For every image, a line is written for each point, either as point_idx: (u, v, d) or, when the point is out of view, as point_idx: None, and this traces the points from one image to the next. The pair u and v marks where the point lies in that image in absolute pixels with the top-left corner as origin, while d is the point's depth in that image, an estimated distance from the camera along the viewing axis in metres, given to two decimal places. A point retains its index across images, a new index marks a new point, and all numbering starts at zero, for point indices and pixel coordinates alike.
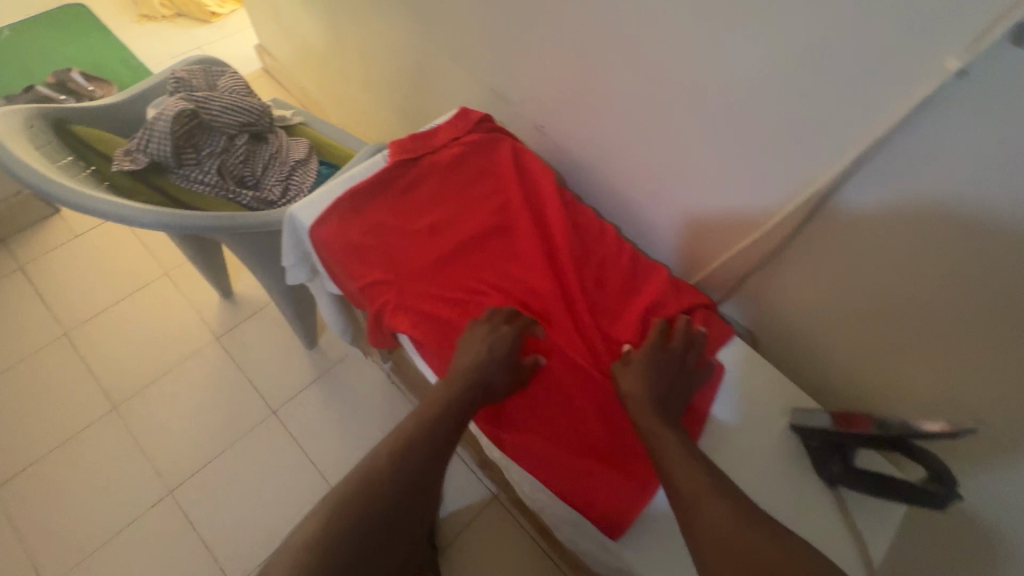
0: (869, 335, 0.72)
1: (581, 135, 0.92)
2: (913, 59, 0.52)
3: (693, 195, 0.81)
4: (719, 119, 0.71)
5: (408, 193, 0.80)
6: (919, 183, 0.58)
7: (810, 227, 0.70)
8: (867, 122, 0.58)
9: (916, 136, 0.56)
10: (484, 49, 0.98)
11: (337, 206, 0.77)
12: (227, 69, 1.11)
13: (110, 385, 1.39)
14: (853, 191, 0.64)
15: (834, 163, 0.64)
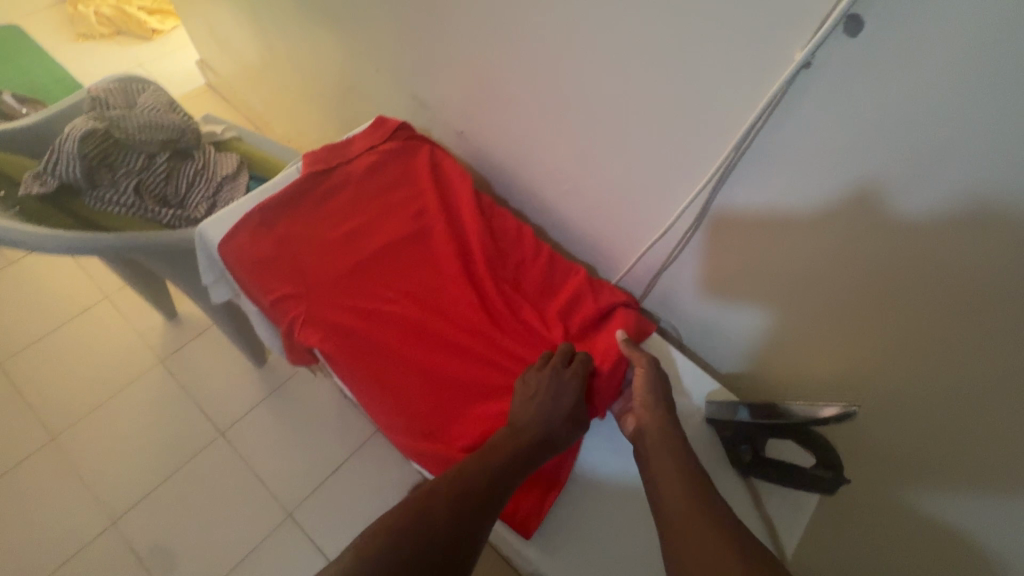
0: (771, 320, 0.75)
1: (501, 140, 0.93)
2: (770, 54, 0.55)
3: (603, 194, 0.83)
4: (616, 118, 0.73)
5: (322, 205, 0.79)
6: (791, 171, 0.61)
7: (709, 220, 0.72)
8: (739, 115, 0.61)
9: (782, 127, 0.58)
10: (405, 57, 0.98)
11: (245, 222, 0.75)
12: (148, 86, 1.09)
13: (47, 415, 1.34)
14: (739, 183, 0.66)
15: (717, 156, 0.66)
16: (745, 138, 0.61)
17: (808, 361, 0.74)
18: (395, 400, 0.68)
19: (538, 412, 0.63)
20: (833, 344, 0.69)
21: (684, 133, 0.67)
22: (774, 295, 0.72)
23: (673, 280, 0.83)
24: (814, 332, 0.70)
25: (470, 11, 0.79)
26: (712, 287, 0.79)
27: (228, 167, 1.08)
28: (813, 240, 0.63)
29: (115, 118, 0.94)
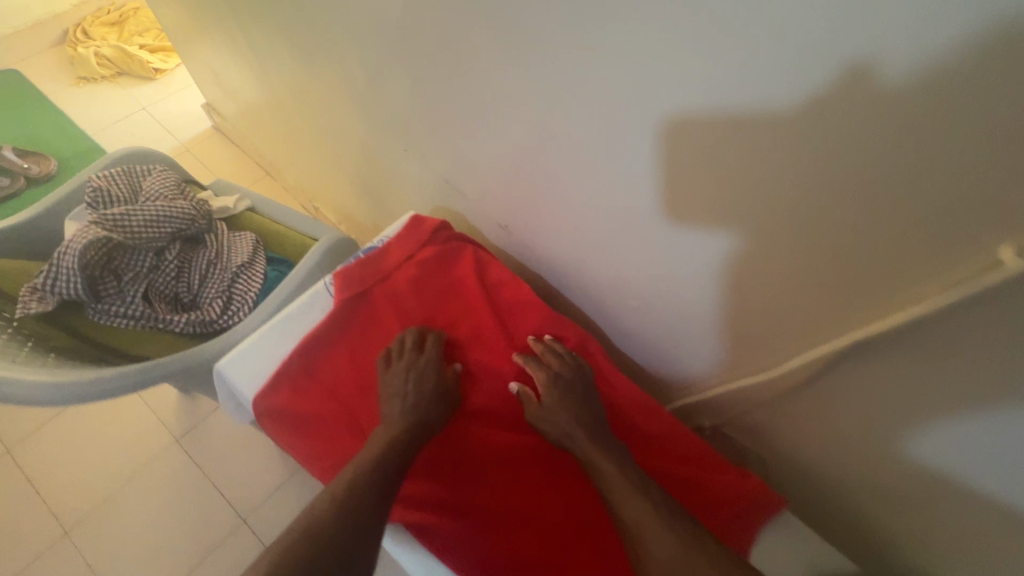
0: (898, 498, 0.61)
1: (549, 241, 0.82)
2: (956, 238, 0.40)
3: (684, 318, 0.71)
4: (707, 255, 0.60)
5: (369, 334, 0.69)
6: (965, 368, 0.46)
7: (826, 377, 0.59)
8: (894, 291, 0.47)
9: (960, 323, 0.44)
10: (431, 140, 0.87)
11: (286, 369, 0.65)
12: (152, 167, 1.00)
13: (56, 505, 1.26)
14: (876, 355, 0.52)
15: (856, 324, 0.52)
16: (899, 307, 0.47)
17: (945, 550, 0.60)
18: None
19: (405, 410, 0.60)
20: (988, 548, 0.55)
21: (799, 285, 0.54)
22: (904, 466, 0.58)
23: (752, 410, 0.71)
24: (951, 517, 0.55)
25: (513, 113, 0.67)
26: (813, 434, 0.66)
27: (243, 253, 0.98)
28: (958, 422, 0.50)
29: (118, 216, 0.85)
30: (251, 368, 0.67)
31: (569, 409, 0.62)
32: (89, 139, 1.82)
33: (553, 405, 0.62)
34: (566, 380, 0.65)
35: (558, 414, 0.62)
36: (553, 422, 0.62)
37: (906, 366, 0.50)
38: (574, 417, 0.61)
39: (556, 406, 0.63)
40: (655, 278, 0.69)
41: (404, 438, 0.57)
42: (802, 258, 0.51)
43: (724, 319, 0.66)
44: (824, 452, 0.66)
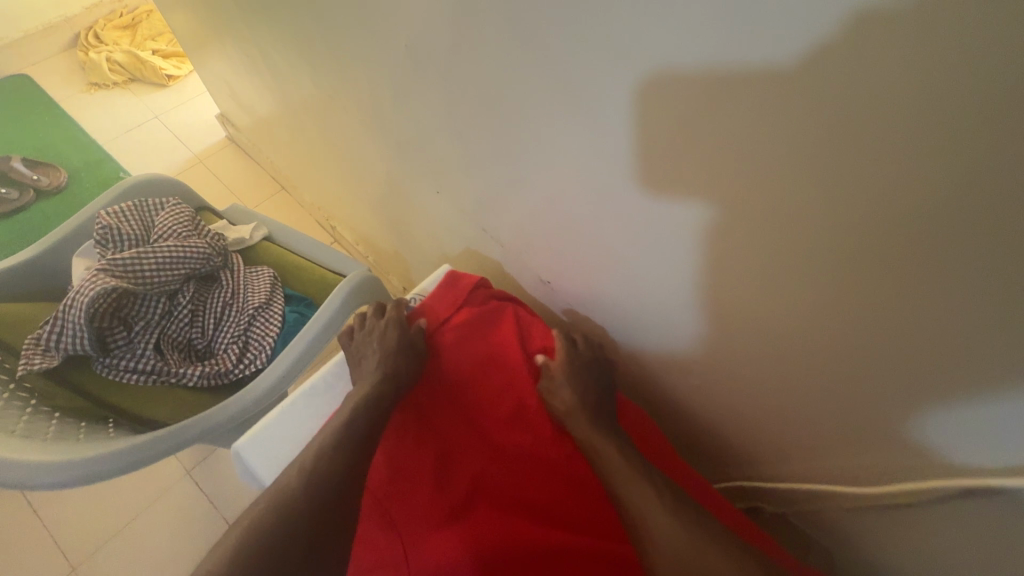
0: None
1: (604, 297, 0.75)
2: None
3: (759, 395, 0.64)
4: (800, 340, 0.53)
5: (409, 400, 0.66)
6: None
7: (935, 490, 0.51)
8: None
9: None
10: (467, 180, 0.80)
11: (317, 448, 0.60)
12: (165, 200, 0.94)
13: (64, 539, 1.21)
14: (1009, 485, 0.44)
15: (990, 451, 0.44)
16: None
17: None
18: None
19: (381, 360, 0.66)
20: None
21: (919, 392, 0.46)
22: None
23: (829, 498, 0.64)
24: None
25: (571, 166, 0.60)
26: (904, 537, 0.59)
27: (261, 293, 0.92)
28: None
29: (128, 261, 0.79)
30: (270, 449, 0.62)
31: (579, 391, 0.66)
32: (100, 149, 1.77)
33: (567, 384, 0.67)
34: (585, 366, 0.69)
35: (568, 395, 0.66)
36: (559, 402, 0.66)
37: None
38: (583, 401, 0.65)
39: (573, 385, 0.67)
40: (731, 352, 0.62)
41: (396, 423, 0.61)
42: (926, 371, 0.44)
43: (804, 406, 0.59)
44: (920, 557, 0.59)
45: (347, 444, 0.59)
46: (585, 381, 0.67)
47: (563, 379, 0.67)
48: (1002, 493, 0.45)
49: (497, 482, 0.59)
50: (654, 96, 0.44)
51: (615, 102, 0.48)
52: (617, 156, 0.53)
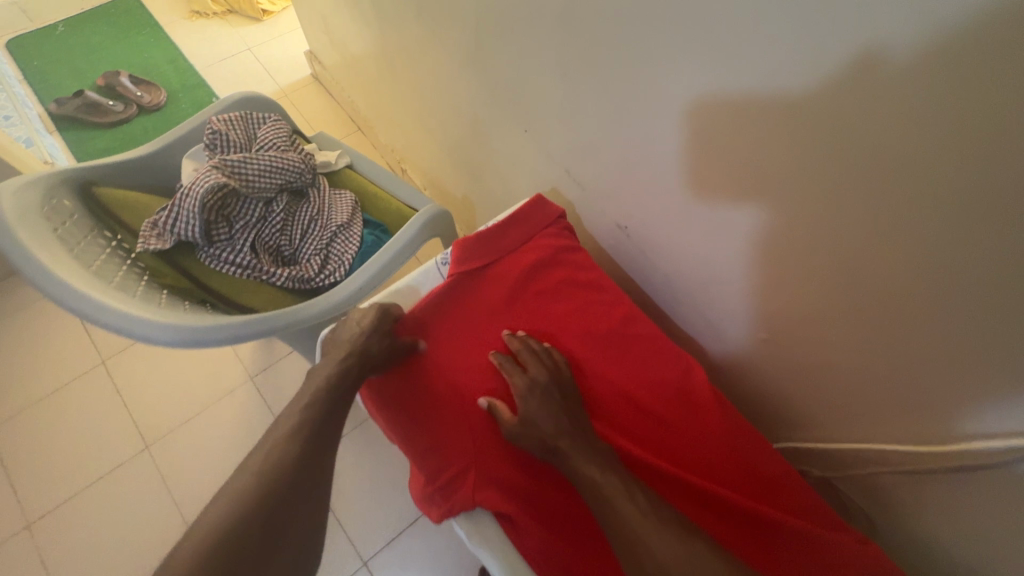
0: None
1: (668, 253, 0.75)
2: None
3: (818, 358, 0.63)
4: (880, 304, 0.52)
5: (440, 339, 0.66)
6: None
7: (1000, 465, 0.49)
8: None
9: None
10: (555, 121, 0.81)
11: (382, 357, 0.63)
12: (268, 116, 1.00)
13: (141, 419, 1.35)
14: None
15: None
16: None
17: None
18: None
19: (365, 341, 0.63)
20: None
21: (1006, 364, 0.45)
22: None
23: (888, 484, 0.62)
24: None
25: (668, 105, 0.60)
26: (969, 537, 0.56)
27: (344, 213, 0.98)
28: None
29: (237, 164, 0.86)
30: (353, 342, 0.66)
31: (552, 416, 0.58)
32: (197, 73, 1.88)
33: (532, 412, 0.58)
34: (542, 389, 0.59)
35: (541, 423, 0.57)
36: (530, 436, 0.57)
37: None
38: (557, 432, 0.57)
39: (531, 416, 0.58)
40: (796, 315, 0.62)
41: (468, 329, 0.66)
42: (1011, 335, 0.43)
43: (876, 382, 0.58)
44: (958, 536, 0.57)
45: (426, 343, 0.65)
46: (539, 411, 0.58)
47: (527, 407, 0.58)
48: None
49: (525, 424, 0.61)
50: (798, 47, 0.44)
51: (749, 52, 0.48)
52: (736, 114, 0.52)
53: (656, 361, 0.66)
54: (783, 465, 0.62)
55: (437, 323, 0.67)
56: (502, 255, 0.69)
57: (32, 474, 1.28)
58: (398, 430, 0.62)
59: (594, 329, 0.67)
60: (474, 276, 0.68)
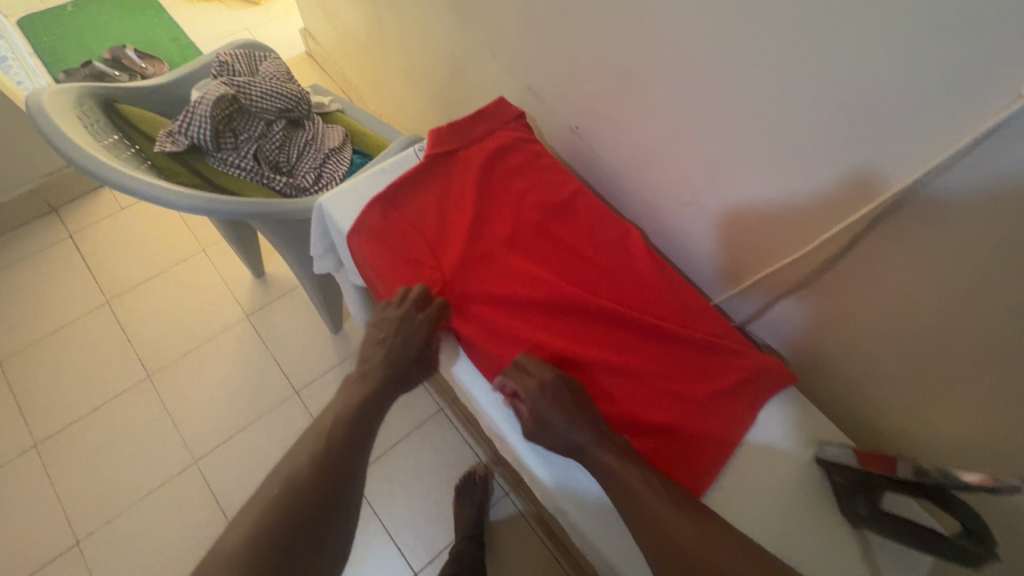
0: (905, 371, 0.66)
1: (615, 145, 0.88)
2: (980, 84, 0.46)
3: (728, 208, 0.76)
4: (765, 138, 0.66)
5: (418, 205, 0.78)
6: (966, 206, 0.52)
7: (858, 249, 0.63)
8: (916, 150, 0.53)
9: (973, 168, 0.50)
10: (521, 43, 0.94)
11: (368, 212, 0.75)
12: (269, 55, 1.13)
13: (143, 352, 1.45)
14: (910, 214, 0.56)
15: (891, 181, 0.56)
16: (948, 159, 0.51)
17: (934, 420, 0.65)
18: None
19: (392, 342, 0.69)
20: (980, 408, 0.60)
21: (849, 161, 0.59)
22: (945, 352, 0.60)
23: (788, 311, 0.77)
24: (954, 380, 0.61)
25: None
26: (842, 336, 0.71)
27: (335, 140, 1.10)
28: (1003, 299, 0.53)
29: (242, 84, 0.99)
30: (343, 206, 0.77)
31: (570, 418, 0.61)
32: (198, 50, 2.01)
33: (552, 417, 0.61)
34: (552, 391, 0.62)
35: (560, 424, 0.62)
36: (552, 434, 0.62)
37: (933, 221, 0.55)
38: (574, 431, 0.61)
39: (547, 418, 0.62)
40: (711, 172, 0.75)
41: (445, 197, 0.79)
42: (852, 129, 0.57)
43: (768, 215, 0.71)
44: (845, 338, 0.71)
45: (407, 205, 0.77)
46: (553, 413, 0.61)
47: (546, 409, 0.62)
48: (902, 222, 0.57)
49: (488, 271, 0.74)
50: None
51: None
52: None
53: (601, 223, 0.78)
54: (703, 301, 0.75)
55: (418, 193, 0.78)
56: (471, 141, 0.83)
57: (41, 399, 1.37)
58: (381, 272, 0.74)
59: (550, 197, 0.79)
60: (448, 160, 0.81)
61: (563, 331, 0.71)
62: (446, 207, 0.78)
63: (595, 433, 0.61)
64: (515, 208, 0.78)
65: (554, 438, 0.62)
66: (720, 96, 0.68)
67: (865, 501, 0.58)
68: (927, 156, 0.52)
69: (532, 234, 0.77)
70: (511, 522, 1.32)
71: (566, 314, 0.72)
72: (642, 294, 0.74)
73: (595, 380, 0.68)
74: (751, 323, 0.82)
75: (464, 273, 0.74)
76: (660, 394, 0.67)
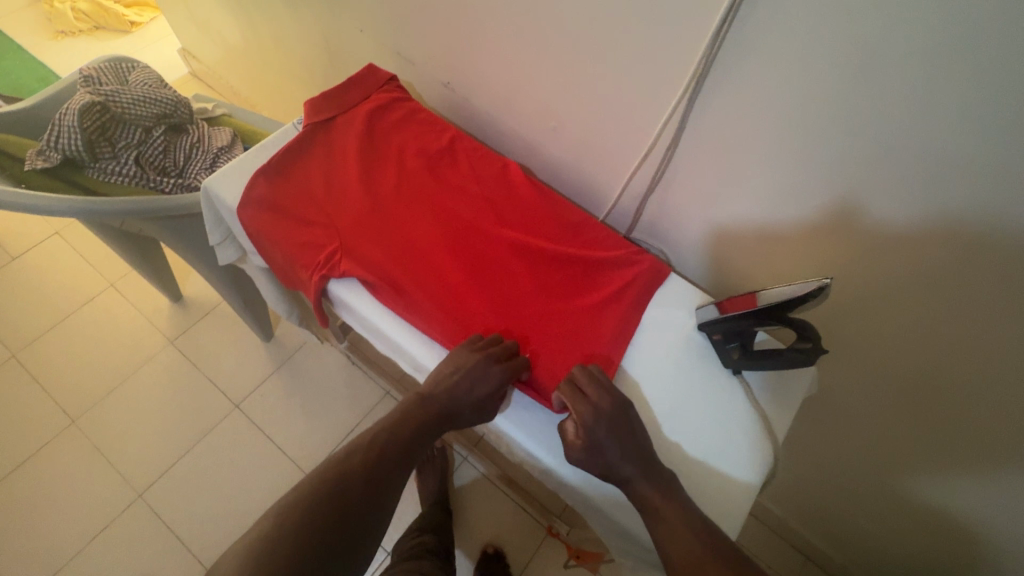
0: (752, 232, 0.76)
1: (486, 92, 0.94)
2: None
3: (586, 126, 0.84)
4: (598, 50, 0.74)
5: (306, 169, 0.79)
6: (748, 63, 0.61)
7: (689, 132, 0.72)
8: (703, 28, 0.62)
9: (745, 32, 0.59)
10: (383, 15, 0.99)
11: (255, 181, 0.76)
12: (137, 65, 1.11)
13: (63, 399, 1.38)
14: (716, 85, 0.66)
15: (693, 60, 0.65)
16: (724, 20, 0.60)
17: (787, 268, 0.76)
18: (449, 325, 0.70)
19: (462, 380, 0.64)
20: (815, 246, 0.71)
21: (663, 50, 0.67)
22: (775, 204, 0.71)
23: (657, 210, 0.85)
24: (786, 227, 0.72)
25: None
26: (701, 217, 0.80)
27: (223, 139, 1.10)
28: (798, 136, 0.63)
29: (110, 93, 0.98)
30: (227, 184, 0.78)
31: (619, 444, 0.59)
32: None
33: (602, 442, 0.59)
34: (608, 419, 0.61)
35: (607, 453, 0.59)
36: (599, 460, 0.60)
37: (733, 86, 0.64)
38: (624, 458, 0.59)
39: (600, 443, 0.60)
40: (565, 95, 0.83)
41: (328, 157, 0.81)
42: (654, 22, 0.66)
43: (618, 124, 0.79)
44: (704, 220, 0.81)
45: (291, 169, 0.79)
46: (609, 438, 0.60)
47: (595, 435, 0.60)
48: (712, 94, 0.67)
49: (386, 219, 0.76)
50: None
51: None
52: None
53: (484, 164, 0.84)
54: (584, 214, 0.82)
55: (303, 160, 0.80)
56: (347, 107, 0.86)
57: None
58: (277, 235, 0.74)
59: (431, 148, 0.84)
60: (328, 126, 0.84)
61: (465, 263, 0.74)
62: (334, 169, 0.80)
63: (644, 466, 0.59)
64: (402, 162, 0.82)
65: (595, 465, 0.60)
66: (551, 14, 0.75)
67: (737, 346, 0.67)
68: (710, 22, 0.61)
69: (421, 182, 0.81)
70: (476, 487, 1.35)
71: (467, 245, 0.76)
72: (532, 217, 0.79)
73: (500, 299, 0.72)
74: (632, 230, 0.90)
75: (361, 223, 0.75)
76: (557, 302, 0.73)
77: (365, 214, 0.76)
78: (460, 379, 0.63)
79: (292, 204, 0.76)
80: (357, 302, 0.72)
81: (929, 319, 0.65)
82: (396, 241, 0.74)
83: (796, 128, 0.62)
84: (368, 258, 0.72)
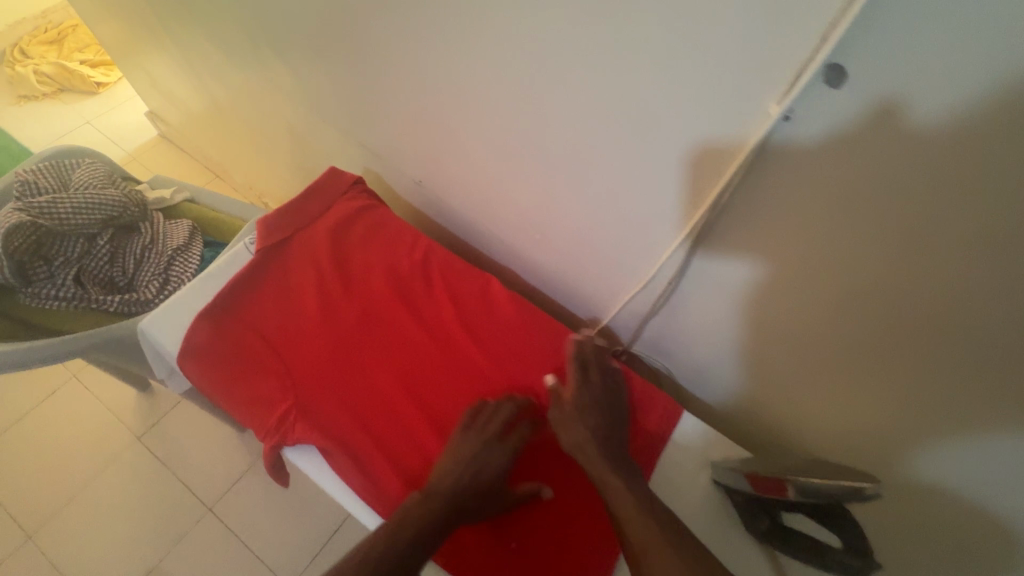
0: (765, 372, 0.65)
1: (466, 192, 0.84)
2: (740, 107, 0.45)
3: (582, 243, 0.74)
4: (590, 172, 0.64)
5: (258, 304, 0.69)
6: (767, 216, 0.51)
7: (694, 267, 0.62)
8: (715, 172, 0.51)
9: (765, 188, 0.49)
10: (353, 105, 0.90)
11: (197, 328, 0.66)
12: (83, 160, 1.02)
13: (18, 510, 1.27)
14: (724, 230, 0.56)
15: (700, 204, 0.55)
16: (736, 174, 0.49)
17: (811, 421, 0.64)
18: None
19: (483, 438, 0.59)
20: (840, 409, 0.60)
21: (667, 186, 0.57)
22: (793, 351, 0.60)
23: (659, 329, 0.75)
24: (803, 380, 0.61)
25: (410, 49, 0.70)
26: (708, 345, 0.70)
27: (180, 236, 0.98)
28: (817, 297, 0.53)
29: (44, 204, 0.88)
30: (165, 329, 0.67)
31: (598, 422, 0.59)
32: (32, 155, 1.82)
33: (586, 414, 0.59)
34: (602, 403, 0.61)
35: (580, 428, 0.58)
36: (576, 431, 0.58)
37: (750, 234, 0.54)
38: (591, 419, 0.59)
39: (588, 415, 0.59)
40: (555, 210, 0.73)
41: (284, 290, 0.71)
42: (653, 159, 0.55)
43: (614, 245, 0.70)
44: (713, 349, 0.70)
45: (240, 308, 0.69)
46: (599, 414, 0.59)
47: (580, 411, 0.59)
48: (724, 237, 0.56)
49: (352, 363, 0.67)
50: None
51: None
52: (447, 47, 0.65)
53: (463, 281, 0.74)
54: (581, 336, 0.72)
55: (256, 293, 0.70)
56: (305, 222, 0.76)
57: None
58: (224, 391, 0.64)
59: (401, 266, 0.74)
60: (286, 245, 0.74)
61: (442, 412, 0.65)
62: (291, 299, 0.70)
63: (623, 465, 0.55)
64: (369, 284, 0.73)
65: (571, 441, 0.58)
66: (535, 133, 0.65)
67: (765, 517, 0.57)
68: (721, 171, 0.51)
69: (391, 308, 0.71)
70: None
71: (444, 389, 0.66)
72: (517, 345, 0.69)
73: None
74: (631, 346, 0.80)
75: (319, 372, 0.66)
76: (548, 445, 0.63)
77: (324, 358, 0.66)
78: (475, 454, 0.57)
79: (244, 354, 0.66)
80: (312, 471, 0.62)
81: (976, 523, 0.53)
82: (363, 391, 0.65)
83: (818, 284, 0.52)
84: (334, 411, 0.63)
